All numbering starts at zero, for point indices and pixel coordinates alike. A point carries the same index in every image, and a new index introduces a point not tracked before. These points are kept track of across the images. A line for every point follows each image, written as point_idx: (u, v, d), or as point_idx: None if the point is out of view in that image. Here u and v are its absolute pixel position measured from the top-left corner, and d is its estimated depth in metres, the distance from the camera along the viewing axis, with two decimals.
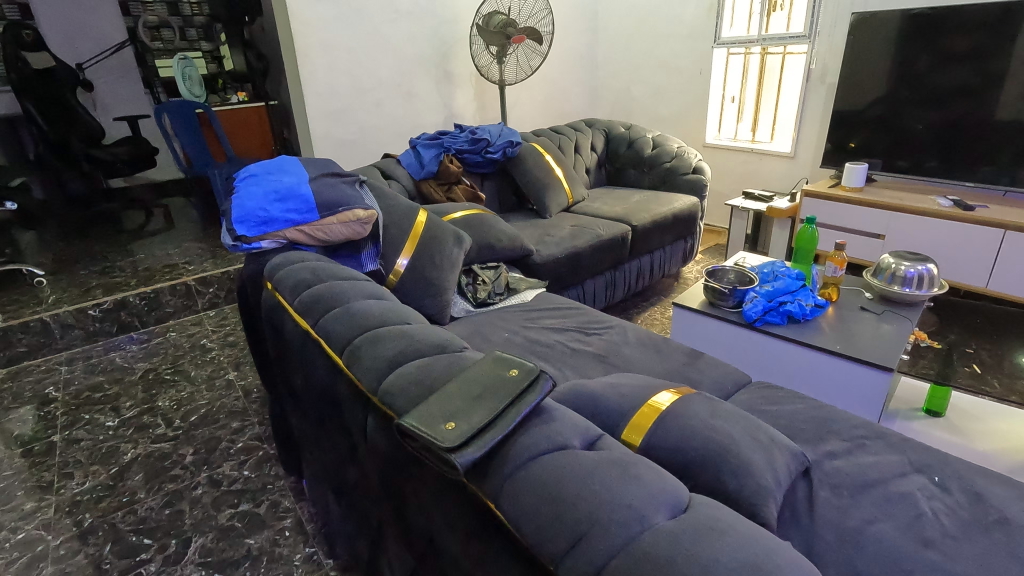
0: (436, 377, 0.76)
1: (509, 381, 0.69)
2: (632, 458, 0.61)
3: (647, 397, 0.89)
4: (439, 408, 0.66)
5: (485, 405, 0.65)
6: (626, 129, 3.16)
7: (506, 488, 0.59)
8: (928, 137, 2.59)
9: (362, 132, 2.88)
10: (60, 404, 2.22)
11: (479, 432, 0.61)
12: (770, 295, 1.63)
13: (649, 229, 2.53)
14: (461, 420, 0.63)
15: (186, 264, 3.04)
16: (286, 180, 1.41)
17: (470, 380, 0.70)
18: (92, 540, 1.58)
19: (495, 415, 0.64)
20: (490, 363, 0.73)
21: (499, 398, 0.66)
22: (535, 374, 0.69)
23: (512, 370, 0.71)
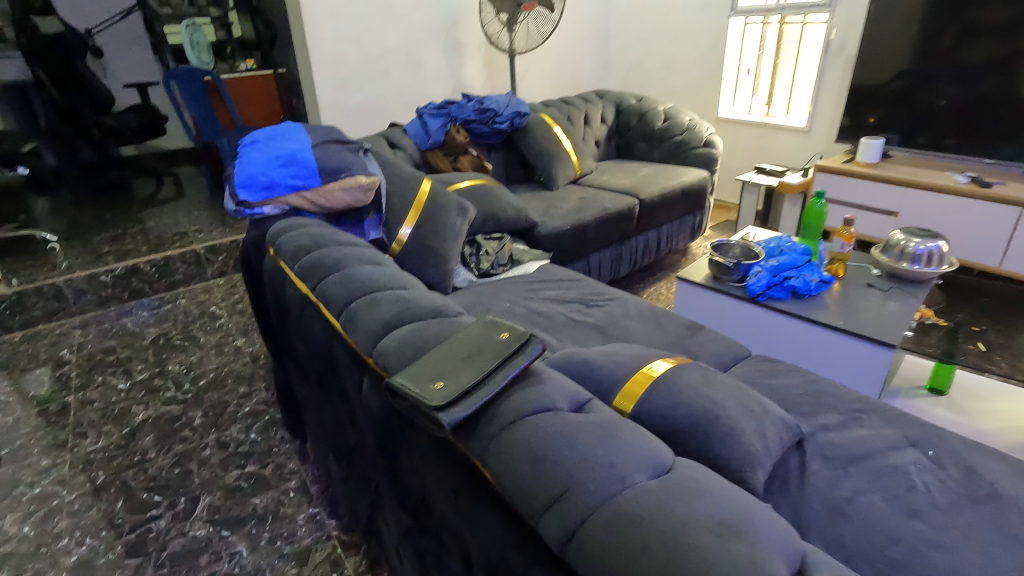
0: (430, 339, 0.76)
1: (500, 343, 0.69)
2: (618, 421, 0.62)
3: (640, 365, 0.90)
4: (429, 368, 0.66)
5: (474, 366, 0.66)
6: (637, 101, 3.10)
7: (491, 447, 0.60)
8: (949, 114, 2.52)
9: (369, 102, 2.86)
10: (74, 367, 2.28)
11: (467, 392, 0.62)
12: (776, 270, 1.61)
13: (657, 203, 2.50)
14: (449, 379, 0.64)
15: (196, 232, 3.07)
16: (289, 145, 1.41)
17: (462, 341, 0.71)
18: (105, 496, 1.63)
19: (484, 375, 0.64)
20: (482, 326, 0.74)
21: (488, 359, 0.66)
22: (526, 337, 0.70)
23: (504, 333, 0.71)
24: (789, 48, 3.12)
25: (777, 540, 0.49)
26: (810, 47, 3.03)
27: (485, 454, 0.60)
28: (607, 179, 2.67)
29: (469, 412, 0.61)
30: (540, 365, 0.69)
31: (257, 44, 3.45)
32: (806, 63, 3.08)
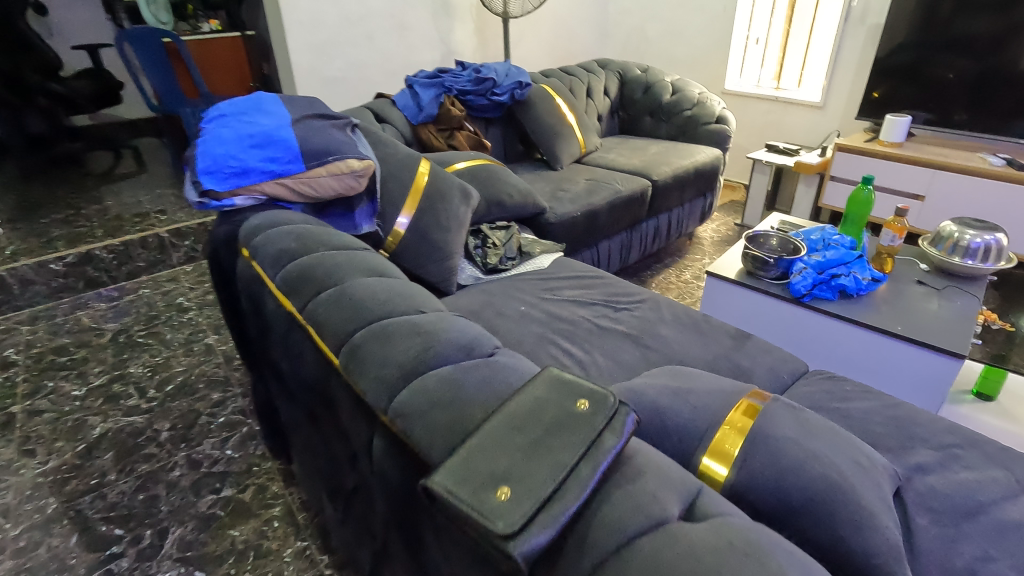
0: (472, 399, 0.57)
1: (581, 416, 0.51)
2: (762, 540, 0.43)
3: (724, 411, 0.72)
4: (484, 459, 0.47)
5: (550, 458, 0.46)
6: (642, 72, 2.88)
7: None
8: (956, 87, 2.37)
9: (350, 69, 2.57)
10: (21, 369, 2.01)
11: (548, 503, 0.43)
12: (821, 266, 1.44)
13: (669, 184, 2.30)
14: (518, 481, 0.44)
15: (159, 213, 2.77)
16: (263, 121, 1.16)
17: (522, 412, 0.52)
18: (56, 530, 1.41)
19: (568, 473, 0.45)
20: (546, 387, 0.55)
21: (569, 446, 0.47)
22: (614, 409, 0.51)
23: (581, 400, 0.53)
24: (803, 16, 2.91)
25: None
26: (828, 16, 2.82)
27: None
28: (614, 158, 2.46)
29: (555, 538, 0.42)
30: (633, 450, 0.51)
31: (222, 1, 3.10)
32: (822, 33, 2.87)
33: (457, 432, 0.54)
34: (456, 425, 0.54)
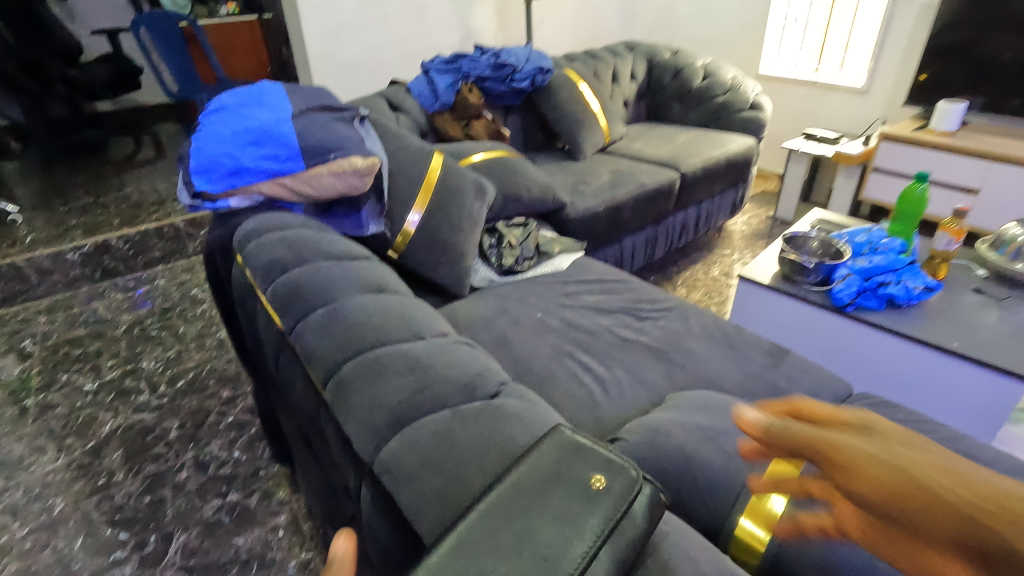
0: (472, 461, 0.54)
1: (593, 501, 0.48)
2: None
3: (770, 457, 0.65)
4: (479, 555, 0.45)
5: (552, 555, 0.45)
6: (672, 55, 2.72)
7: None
8: (1012, 70, 2.18)
9: (366, 53, 2.48)
10: (37, 361, 2.01)
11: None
12: (867, 273, 1.32)
13: (699, 177, 2.17)
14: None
15: (175, 201, 2.74)
16: (261, 115, 1.08)
17: (528, 491, 0.49)
18: (62, 532, 1.39)
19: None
20: (556, 458, 0.52)
21: (575, 543, 0.45)
22: (629, 491, 0.49)
23: (594, 478, 0.51)
24: None
25: None
26: None
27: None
28: (641, 147, 2.33)
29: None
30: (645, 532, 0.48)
31: None
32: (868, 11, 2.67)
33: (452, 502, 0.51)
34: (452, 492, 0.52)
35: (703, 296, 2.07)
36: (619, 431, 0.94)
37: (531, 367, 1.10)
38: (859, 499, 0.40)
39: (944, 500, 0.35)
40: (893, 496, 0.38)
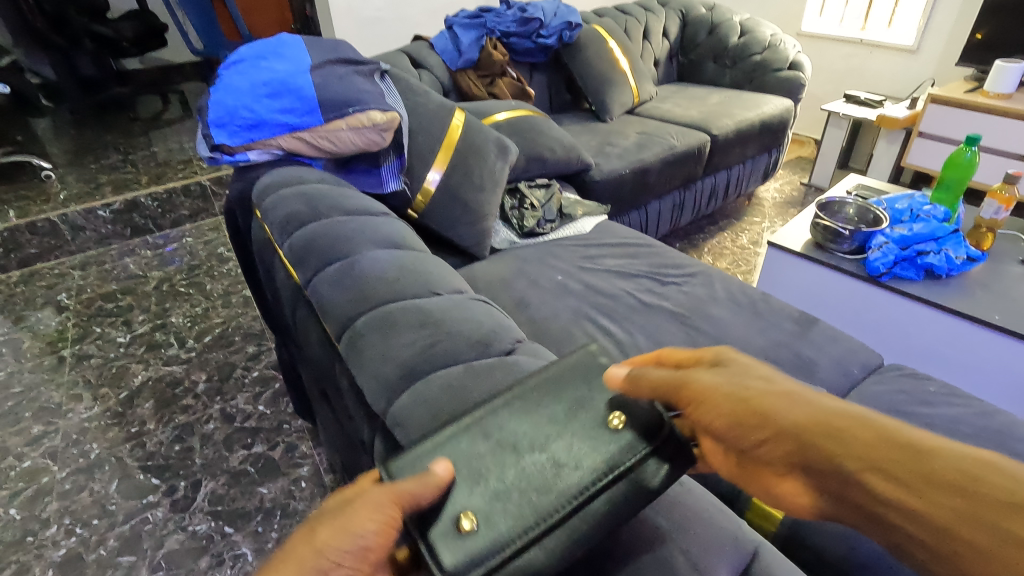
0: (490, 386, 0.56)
1: (600, 441, 0.50)
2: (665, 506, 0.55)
3: None
4: (468, 474, 0.48)
5: (543, 489, 0.46)
6: (707, 10, 2.59)
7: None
8: None
9: (388, 7, 2.41)
10: (73, 313, 2.08)
11: (510, 549, 0.43)
12: (905, 241, 1.26)
13: (730, 140, 2.08)
14: (489, 512, 0.45)
15: (201, 160, 2.76)
16: (278, 66, 1.06)
17: (537, 428, 0.51)
18: (98, 476, 1.46)
19: (557, 517, 0.45)
20: (578, 398, 0.54)
21: (570, 479, 0.47)
22: (644, 433, 0.50)
23: (612, 417, 0.52)
24: None
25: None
26: None
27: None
28: (671, 108, 2.25)
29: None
30: (648, 481, 0.49)
31: None
32: None
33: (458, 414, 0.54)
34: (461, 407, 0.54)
35: (730, 264, 2.02)
36: None
37: (551, 330, 1.09)
38: (714, 428, 0.49)
39: (783, 429, 0.44)
40: (743, 427, 0.47)
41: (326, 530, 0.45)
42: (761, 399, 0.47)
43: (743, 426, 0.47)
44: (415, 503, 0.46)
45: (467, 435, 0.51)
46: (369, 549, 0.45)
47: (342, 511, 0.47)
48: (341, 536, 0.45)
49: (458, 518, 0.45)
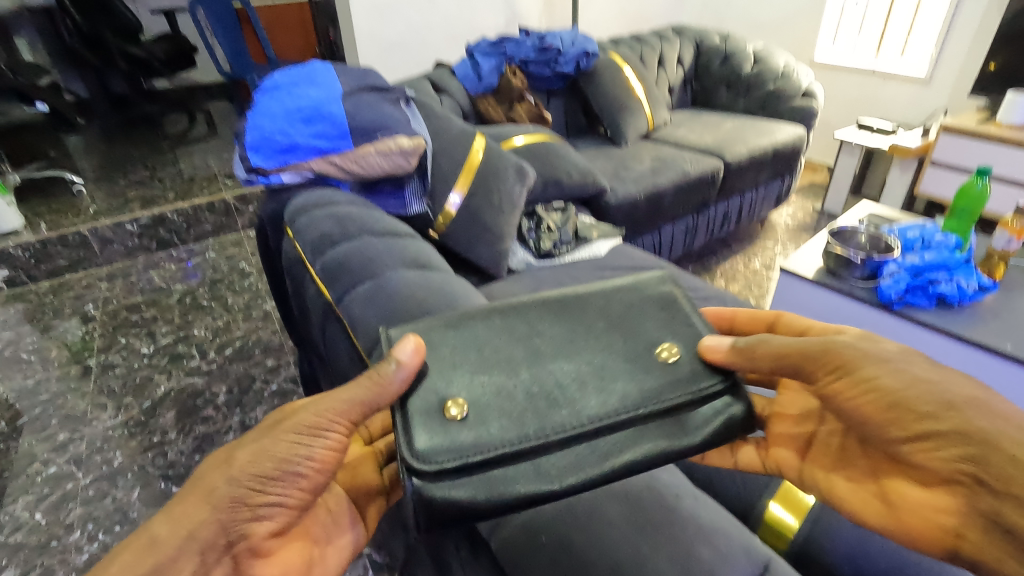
0: (574, 308, 0.65)
1: (640, 373, 0.58)
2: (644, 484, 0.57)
3: None
4: (483, 380, 0.57)
5: (542, 413, 0.54)
6: (721, 39, 2.65)
7: (456, 522, 0.50)
8: None
9: (411, 33, 2.49)
10: (99, 324, 2.14)
11: (497, 449, 0.51)
12: (918, 270, 1.27)
13: (744, 166, 2.12)
14: (484, 415, 0.54)
15: (227, 177, 2.83)
16: (313, 93, 1.12)
17: (588, 354, 0.60)
18: (121, 483, 1.49)
19: (555, 438, 0.52)
20: (639, 339, 0.61)
21: (574, 411, 0.54)
22: (682, 370, 0.58)
23: (664, 352, 0.60)
24: None
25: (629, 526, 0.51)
26: None
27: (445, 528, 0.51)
28: (686, 134, 2.29)
29: (478, 491, 0.50)
30: (661, 418, 0.56)
31: None
32: None
33: (528, 323, 0.63)
34: (536, 317, 0.63)
35: (743, 288, 2.04)
36: None
37: None
38: (862, 417, 0.54)
39: (943, 434, 0.49)
40: (893, 421, 0.52)
41: (240, 460, 0.54)
42: (927, 378, 0.51)
43: (893, 422, 0.52)
44: (325, 429, 0.56)
45: (522, 347, 0.60)
46: (280, 469, 0.54)
47: (261, 436, 0.56)
48: (254, 464, 0.54)
49: (448, 401, 0.54)
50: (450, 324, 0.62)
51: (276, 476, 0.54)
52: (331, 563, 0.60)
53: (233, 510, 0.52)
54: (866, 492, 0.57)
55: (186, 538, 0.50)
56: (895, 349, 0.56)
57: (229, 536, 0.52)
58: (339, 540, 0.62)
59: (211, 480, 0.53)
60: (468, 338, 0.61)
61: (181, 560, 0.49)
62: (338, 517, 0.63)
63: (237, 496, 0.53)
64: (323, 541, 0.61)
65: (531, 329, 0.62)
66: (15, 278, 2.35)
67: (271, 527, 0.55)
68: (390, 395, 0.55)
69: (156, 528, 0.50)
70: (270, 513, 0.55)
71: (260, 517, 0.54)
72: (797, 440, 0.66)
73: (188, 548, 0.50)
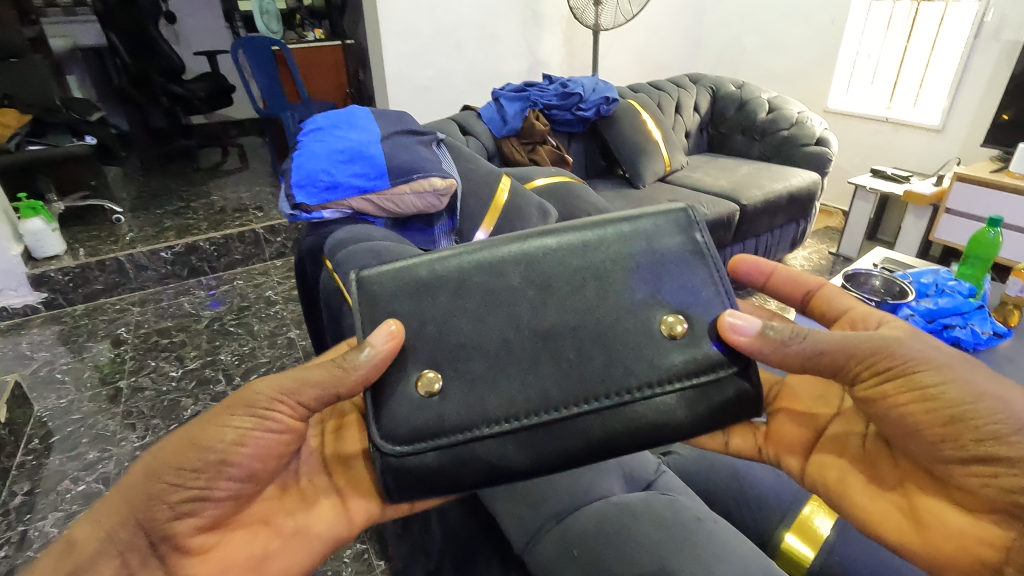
0: (591, 248, 0.60)
1: (639, 349, 0.58)
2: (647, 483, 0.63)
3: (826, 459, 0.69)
4: (463, 357, 0.57)
5: (517, 395, 0.56)
6: (737, 87, 2.75)
7: (421, 493, 0.56)
8: None
9: (439, 77, 2.62)
10: (130, 347, 2.21)
11: (470, 429, 0.55)
12: (931, 315, 1.30)
13: (759, 209, 2.17)
14: (455, 395, 0.56)
15: (257, 209, 2.92)
16: (354, 136, 1.20)
17: (593, 313, 0.58)
18: None
19: (528, 422, 0.56)
20: (648, 291, 0.59)
21: (547, 394, 0.56)
22: (679, 342, 0.58)
23: (668, 319, 0.58)
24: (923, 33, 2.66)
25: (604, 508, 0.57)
26: (954, 28, 2.55)
27: (413, 497, 0.56)
28: (702, 178, 2.36)
29: (442, 465, 0.55)
30: (643, 400, 0.57)
31: (327, 13, 3.30)
32: (945, 47, 2.60)
33: (538, 267, 0.60)
34: (545, 259, 0.60)
35: None
36: None
37: None
38: (909, 428, 0.54)
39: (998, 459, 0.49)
40: (943, 439, 0.52)
41: (160, 456, 0.56)
42: (992, 393, 0.51)
43: (945, 440, 0.52)
44: (256, 410, 0.57)
45: (525, 306, 0.58)
46: (200, 462, 0.56)
47: (187, 428, 0.58)
48: (175, 457, 0.56)
49: (419, 374, 0.57)
50: (456, 262, 0.60)
51: (199, 469, 0.56)
52: (298, 553, 0.64)
53: (151, 506, 0.55)
54: (887, 503, 0.58)
55: (105, 539, 0.53)
56: (954, 355, 0.55)
57: (151, 536, 0.55)
58: (315, 533, 0.65)
59: (133, 481, 0.56)
60: (469, 287, 0.59)
61: (101, 558, 0.53)
62: (313, 506, 0.66)
63: (159, 493, 0.55)
64: (295, 531, 0.64)
65: (539, 276, 0.59)
66: (53, 301, 2.44)
67: (200, 521, 0.57)
68: (357, 385, 0.57)
69: (76, 530, 0.54)
70: (194, 509, 0.57)
71: (183, 513, 0.56)
72: (808, 437, 0.67)
73: (107, 550, 0.53)
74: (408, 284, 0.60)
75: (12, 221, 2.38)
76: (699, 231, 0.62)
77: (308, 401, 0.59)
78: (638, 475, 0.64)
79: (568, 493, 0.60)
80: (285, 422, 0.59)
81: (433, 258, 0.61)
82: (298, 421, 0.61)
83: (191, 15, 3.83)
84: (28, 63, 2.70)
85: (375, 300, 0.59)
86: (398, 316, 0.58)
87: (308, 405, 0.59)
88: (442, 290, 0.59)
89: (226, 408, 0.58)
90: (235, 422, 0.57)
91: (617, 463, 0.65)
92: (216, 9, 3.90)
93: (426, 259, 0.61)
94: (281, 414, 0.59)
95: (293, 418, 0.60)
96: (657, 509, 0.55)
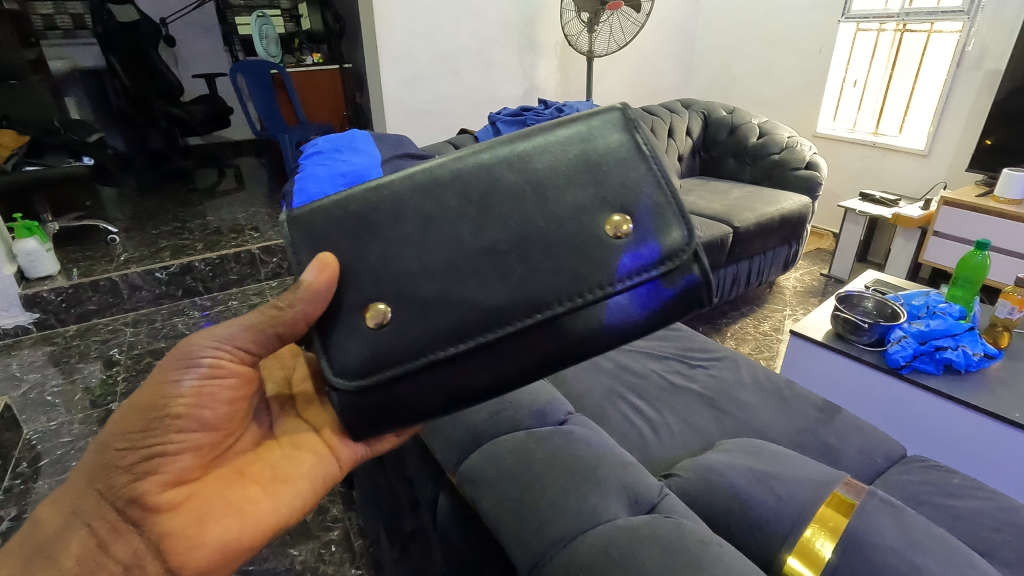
0: (529, 156, 0.62)
1: (589, 251, 0.59)
2: (654, 498, 0.64)
3: (829, 488, 0.66)
4: (408, 285, 0.59)
5: (469, 314, 0.58)
6: (728, 113, 2.83)
7: (385, 427, 0.59)
8: None
9: (436, 101, 2.66)
10: (123, 368, 2.17)
11: (426, 357, 0.57)
12: (924, 336, 1.33)
13: (752, 231, 2.20)
14: (405, 324, 0.58)
15: (252, 229, 2.91)
16: (355, 161, 1.26)
17: (537, 221, 0.59)
18: None
19: (485, 339, 0.57)
20: (590, 190, 0.60)
21: (502, 309, 0.58)
22: (629, 242, 0.59)
23: (615, 220, 0.60)
24: (908, 61, 2.74)
25: (608, 532, 0.57)
26: (937, 57, 2.64)
27: (379, 429, 0.59)
28: (695, 201, 2.41)
29: (402, 397, 0.58)
30: (597, 303, 0.59)
31: (326, 38, 3.37)
32: (929, 77, 2.68)
33: (474, 183, 0.61)
34: (482, 172, 0.62)
35: (753, 349, 2.07)
36: (669, 469, 0.99)
37: (586, 405, 1.20)
38: None
39: None
40: None
41: (107, 427, 0.59)
42: None
43: None
44: (194, 362, 0.61)
45: (465, 224, 0.60)
46: (146, 421, 0.59)
47: (129, 398, 0.61)
48: (121, 423, 0.59)
49: (370, 306, 0.59)
50: (389, 189, 0.62)
51: (146, 428, 0.59)
52: (285, 498, 0.67)
53: (107, 474, 0.58)
54: None
55: (68, 514, 0.57)
56: None
57: (116, 502, 0.58)
58: (299, 476, 0.68)
59: (87, 459, 0.59)
60: (406, 210, 0.61)
61: (67, 531, 0.56)
62: (292, 453, 0.70)
63: (112, 459, 0.58)
64: (276, 478, 0.67)
65: (475, 191, 0.61)
66: (45, 321, 2.42)
67: (163, 478, 0.60)
68: (300, 322, 0.59)
69: (40, 512, 0.58)
70: (154, 467, 0.59)
71: (142, 474, 0.59)
72: None
73: (71, 524, 0.57)
74: (341, 216, 0.62)
75: (6, 241, 2.36)
76: (638, 130, 0.64)
77: (243, 342, 0.62)
78: (642, 497, 0.64)
79: (570, 517, 0.60)
80: (227, 367, 0.63)
81: (363, 191, 0.64)
82: (240, 365, 0.65)
83: (191, 39, 3.91)
84: (28, 85, 2.70)
85: (306, 231, 0.62)
86: (329, 249, 0.61)
87: (249, 350, 0.63)
88: (378, 222, 0.61)
89: (163, 367, 0.61)
90: (173, 377, 0.60)
91: (620, 484, 0.64)
92: (216, 34, 3.97)
93: (354, 192, 0.63)
94: (222, 362, 0.63)
95: (235, 363, 0.64)
96: (662, 533, 0.55)
